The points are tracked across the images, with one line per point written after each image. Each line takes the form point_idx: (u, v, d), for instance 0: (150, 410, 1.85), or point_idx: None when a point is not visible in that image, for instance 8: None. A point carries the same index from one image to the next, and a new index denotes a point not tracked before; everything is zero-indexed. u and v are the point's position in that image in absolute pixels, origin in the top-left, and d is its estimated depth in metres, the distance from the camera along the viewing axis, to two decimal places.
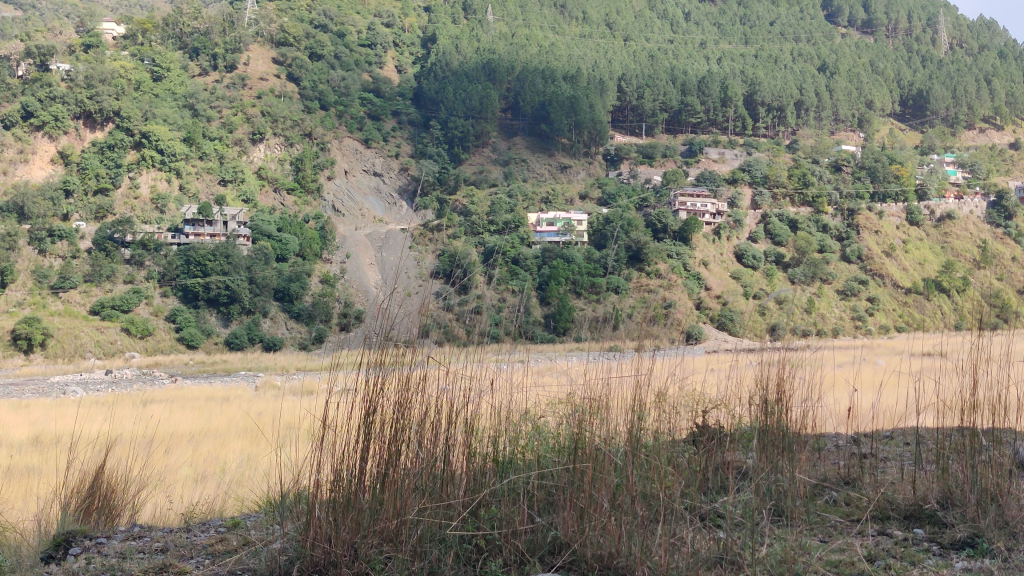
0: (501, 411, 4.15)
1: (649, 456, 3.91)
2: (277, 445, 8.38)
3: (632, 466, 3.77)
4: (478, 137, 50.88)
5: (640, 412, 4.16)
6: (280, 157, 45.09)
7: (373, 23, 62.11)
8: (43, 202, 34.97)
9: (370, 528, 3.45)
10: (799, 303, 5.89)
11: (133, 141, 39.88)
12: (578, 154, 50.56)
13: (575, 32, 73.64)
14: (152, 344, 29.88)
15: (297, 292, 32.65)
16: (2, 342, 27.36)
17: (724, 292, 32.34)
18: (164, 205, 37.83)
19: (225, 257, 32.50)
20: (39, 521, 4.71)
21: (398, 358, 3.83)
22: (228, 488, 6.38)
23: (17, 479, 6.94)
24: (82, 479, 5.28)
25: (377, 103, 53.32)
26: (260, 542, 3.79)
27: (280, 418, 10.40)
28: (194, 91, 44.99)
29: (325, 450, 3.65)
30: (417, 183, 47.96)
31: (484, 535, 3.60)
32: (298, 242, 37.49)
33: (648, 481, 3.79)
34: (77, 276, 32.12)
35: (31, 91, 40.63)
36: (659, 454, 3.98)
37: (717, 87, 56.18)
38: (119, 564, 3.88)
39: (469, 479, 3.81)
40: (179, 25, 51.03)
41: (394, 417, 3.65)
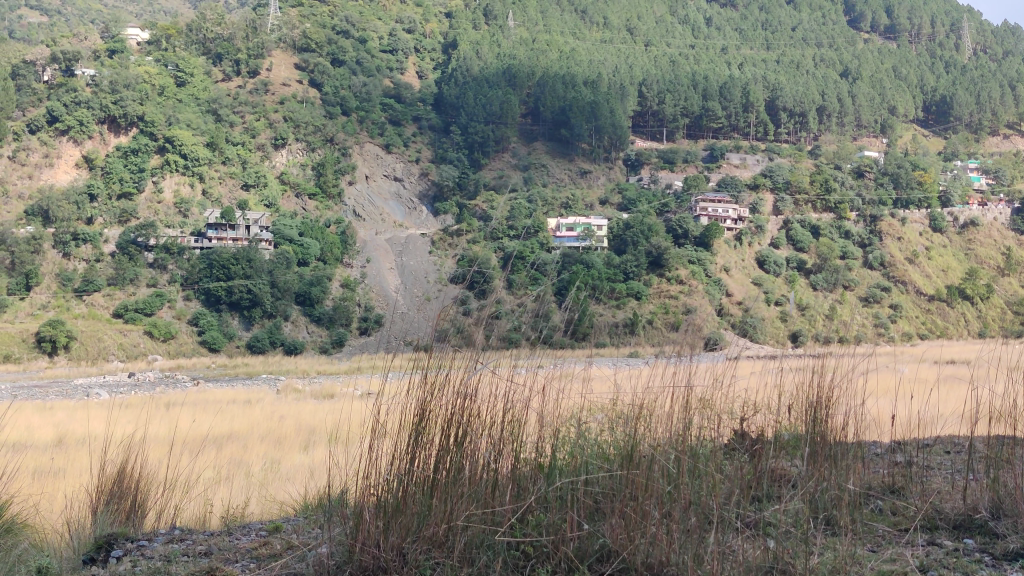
0: (548, 416, 4.13)
1: (700, 463, 3.91)
2: (301, 450, 8.49)
3: (685, 475, 3.78)
4: (498, 142, 51.00)
5: (690, 419, 4.14)
6: (302, 162, 45.11)
7: (395, 29, 62.14)
8: (68, 206, 35.23)
9: (418, 533, 3.50)
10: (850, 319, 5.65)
11: (157, 146, 40.20)
12: (599, 159, 50.82)
13: (597, 37, 73.11)
14: (175, 347, 30.12)
15: (318, 296, 33.47)
16: (27, 344, 27.61)
17: (745, 297, 32.09)
18: (188, 209, 38.09)
19: (247, 260, 33.31)
20: (75, 525, 4.78)
21: (441, 361, 3.85)
22: (256, 491, 6.40)
23: (46, 478, 7.01)
24: (114, 479, 5.37)
25: (398, 108, 53.19)
26: (304, 547, 3.79)
27: (308, 422, 10.45)
28: (218, 95, 45.32)
29: (374, 458, 3.71)
30: (438, 187, 47.85)
31: (531, 541, 3.59)
32: (320, 246, 37.87)
33: (701, 487, 3.82)
34: (101, 280, 32.30)
35: (56, 97, 40.89)
36: (710, 461, 3.97)
37: (739, 92, 55.89)
38: (163, 568, 3.89)
39: (514, 485, 3.77)
40: (202, 31, 51.57)
41: (446, 425, 3.69)
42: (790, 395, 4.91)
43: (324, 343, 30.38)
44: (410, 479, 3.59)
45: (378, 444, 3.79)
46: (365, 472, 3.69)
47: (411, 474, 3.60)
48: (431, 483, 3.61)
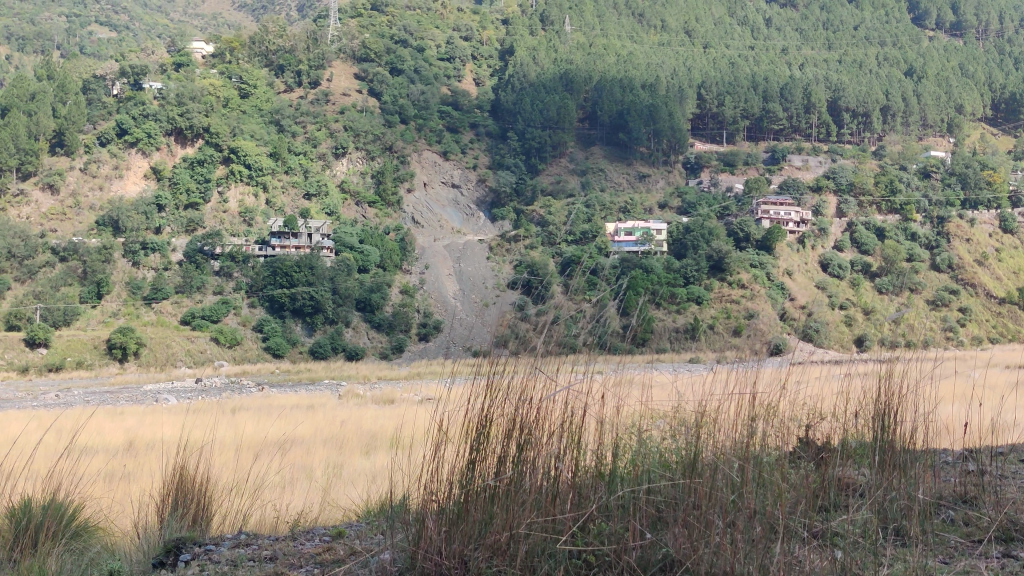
0: (609, 423, 4.12)
1: (763, 473, 3.91)
2: (361, 455, 8.57)
3: (749, 484, 3.74)
4: (555, 147, 51.10)
5: (752, 428, 4.13)
6: (362, 170, 45.63)
7: (452, 37, 62.47)
8: (137, 216, 36.15)
9: (480, 540, 3.52)
10: (919, 324, 5.49)
11: (223, 157, 41.06)
12: (658, 162, 50.59)
13: (654, 41, 72.80)
14: (241, 353, 30.65)
15: (377, 303, 34.17)
16: (98, 350, 28.45)
17: (808, 300, 31.44)
18: (252, 218, 38.87)
19: (309, 268, 33.74)
20: (145, 529, 4.92)
21: (502, 369, 3.84)
22: (320, 494, 6.49)
23: (117, 482, 7.21)
24: (182, 481, 5.52)
25: (456, 115, 53.28)
26: (368, 554, 3.86)
27: (369, 427, 10.58)
28: (281, 106, 46.39)
29: (437, 465, 3.74)
30: (496, 194, 48.05)
31: (593, 550, 3.60)
32: (379, 253, 38.31)
33: (766, 495, 3.81)
34: (169, 288, 33.07)
35: (125, 111, 42.06)
36: (773, 470, 3.94)
37: (799, 93, 55.16)
38: (231, 571, 4.02)
39: (575, 494, 3.76)
40: (264, 43, 52.50)
41: (505, 432, 3.70)
42: (855, 403, 4.83)
43: (386, 351, 31.60)
44: (473, 484, 3.60)
45: (441, 451, 3.82)
46: (427, 480, 3.73)
47: (475, 482, 3.61)
48: (493, 489, 3.62)
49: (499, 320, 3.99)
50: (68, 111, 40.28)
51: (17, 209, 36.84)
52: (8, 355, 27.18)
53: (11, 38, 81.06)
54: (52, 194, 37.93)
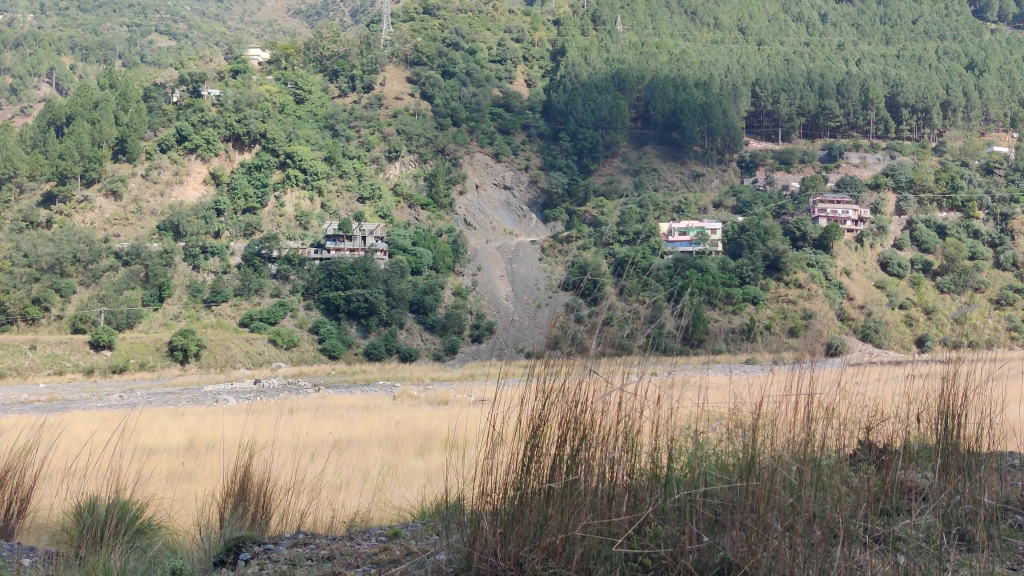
0: (663, 425, 4.10)
1: (823, 476, 3.89)
2: (415, 456, 8.64)
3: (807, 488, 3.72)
4: (608, 147, 50.88)
5: (811, 430, 4.10)
6: (414, 173, 45.87)
7: (503, 39, 62.52)
8: (196, 221, 36.81)
9: (536, 542, 3.51)
10: (985, 322, 5.34)
11: (279, 162, 41.67)
12: (712, 161, 50.14)
13: (708, 38, 72.24)
14: (297, 354, 31.01)
15: (430, 304, 34.46)
16: (160, 352, 29.04)
17: (867, 300, 30.80)
18: (307, 222, 39.38)
19: (364, 270, 34.20)
20: (206, 528, 5.03)
21: (556, 369, 3.82)
22: (375, 494, 6.57)
23: (179, 481, 7.36)
24: (241, 482, 5.63)
25: (508, 117, 53.29)
26: (424, 555, 3.90)
27: (423, 427, 10.67)
28: (335, 111, 46.93)
29: (492, 467, 3.75)
30: (548, 195, 48.02)
31: (649, 554, 3.61)
32: (432, 255, 38.54)
33: (825, 500, 3.81)
34: (228, 291, 33.66)
35: (185, 117, 42.84)
36: (834, 473, 3.90)
37: (857, 89, 54.27)
38: (290, 570, 4.08)
39: (631, 496, 3.76)
40: (319, 49, 53.17)
41: (560, 433, 3.68)
42: (917, 405, 4.73)
43: (439, 351, 31.87)
44: (529, 486, 3.60)
45: (495, 452, 3.83)
46: (482, 482, 3.72)
47: (530, 486, 3.60)
48: (548, 493, 3.60)
49: (552, 320, 3.99)
50: (129, 119, 41.30)
51: (82, 215, 37.80)
52: (74, 356, 27.78)
53: (75, 48, 83.89)
54: (115, 200, 38.83)
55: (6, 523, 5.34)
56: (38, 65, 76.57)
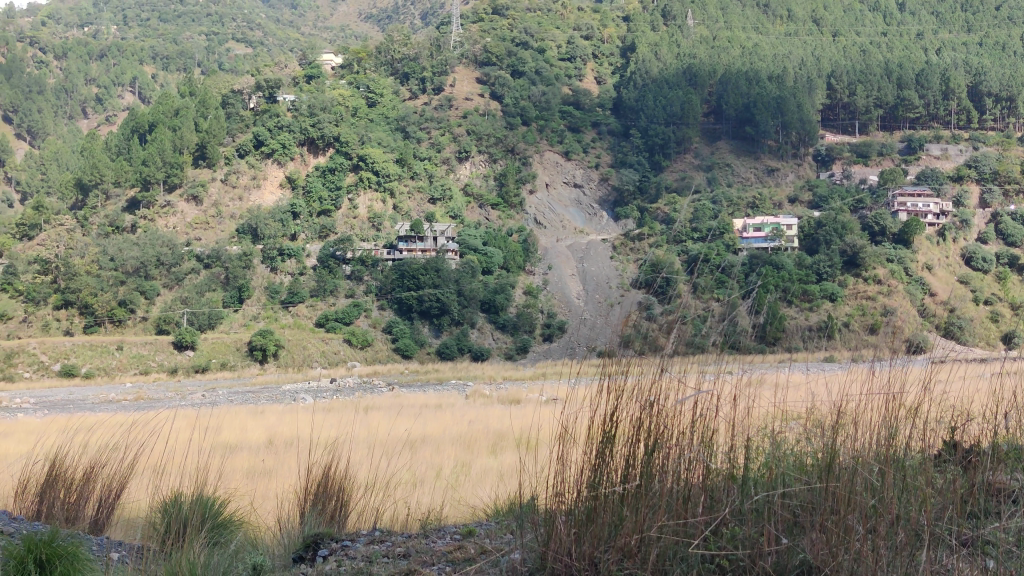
0: (739, 424, 4.05)
1: (907, 478, 3.84)
2: (488, 455, 8.63)
3: (889, 490, 3.69)
4: (680, 143, 50.30)
5: (894, 431, 4.02)
6: (484, 173, 46.02)
7: (573, 37, 62.23)
8: (273, 224, 37.56)
9: (611, 543, 3.49)
10: None
11: (352, 165, 42.34)
12: (787, 156, 49.28)
13: (781, 31, 70.85)
14: (372, 354, 31.45)
15: (502, 304, 34.65)
16: (240, 352, 29.75)
17: (950, 296, 29.87)
18: (380, 223, 39.88)
19: (436, 270, 34.28)
20: (285, 526, 5.13)
21: (628, 369, 3.79)
22: (451, 492, 6.61)
23: (259, 479, 7.49)
24: (319, 481, 5.72)
25: (577, 115, 53.04)
26: (498, 553, 3.92)
27: (496, 426, 10.70)
28: (406, 113, 47.43)
29: (565, 468, 3.74)
30: (618, 192, 47.75)
31: (726, 555, 3.58)
32: (503, 255, 38.72)
33: (909, 502, 3.75)
34: (305, 292, 34.29)
35: (262, 123, 43.94)
36: (917, 477, 3.82)
37: (937, 79, 52.77)
38: (367, 568, 4.13)
39: (708, 496, 3.73)
40: (390, 52, 53.82)
41: (633, 433, 3.65)
42: (1006, 404, 4.58)
43: (510, 351, 31.98)
44: (603, 486, 3.58)
45: (567, 453, 3.83)
46: (555, 482, 3.73)
47: (602, 487, 3.56)
48: (621, 493, 3.56)
49: (625, 319, 3.94)
50: (209, 125, 42.43)
51: (165, 219, 38.91)
52: (159, 357, 28.56)
53: (157, 58, 87.03)
54: (196, 205, 39.80)
55: (96, 518, 5.53)
56: (121, 75, 79.57)
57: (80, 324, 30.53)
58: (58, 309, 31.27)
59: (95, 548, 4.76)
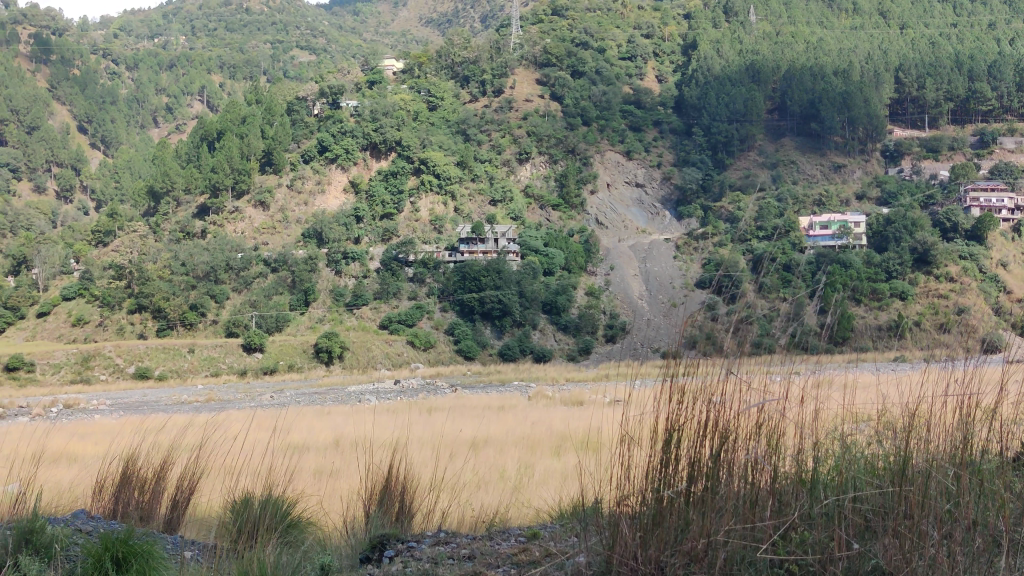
0: (809, 427, 4.01)
1: (983, 484, 3.81)
2: (552, 456, 8.62)
3: (964, 495, 3.70)
4: (744, 141, 49.84)
5: (968, 433, 4.00)
6: (545, 174, 46.02)
7: (634, 36, 61.63)
8: (338, 227, 37.95)
9: (677, 547, 3.43)
10: None
11: (413, 168, 42.67)
12: (853, 152, 48.44)
13: (846, 24, 69.38)
14: (435, 355, 31.68)
15: (564, 305, 34.48)
16: (307, 354, 30.26)
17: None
18: (442, 225, 40.10)
19: (497, 271, 34.52)
20: (352, 527, 5.20)
21: (693, 369, 3.73)
22: (514, 494, 6.64)
23: (325, 479, 7.59)
24: (385, 481, 5.80)
25: (639, 113, 52.42)
26: (562, 556, 3.90)
27: (560, 428, 10.72)
28: (467, 116, 47.61)
29: (630, 469, 3.70)
30: (681, 191, 47.33)
31: (796, 560, 3.57)
32: (565, 255, 38.55)
33: (985, 507, 3.74)
34: (369, 294, 34.71)
35: (326, 129, 44.59)
36: (993, 481, 3.79)
37: (1010, 70, 51.33)
38: (432, 569, 4.17)
39: (776, 501, 3.71)
40: (451, 56, 54.06)
41: (697, 436, 3.60)
42: None
43: (573, 352, 32.12)
44: (669, 489, 3.54)
45: (630, 454, 3.80)
46: (619, 483, 3.68)
47: (667, 490, 3.52)
48: (687, 496, 3.52)
49: (690, 318, 3.88)
50: (275, 132, 43.24)
51: (233, 224, 39.82)
52: (229, 358, 29.18)
53: (223, 67, 89.16)
54: (263, 210, 40.73)
55: (170, 517, 5.68)
56: (190, 85, 81.57)
57: (153, 327, 31.50)
58: (132, 312, 32.19)
59: (171, 546, 4.90)
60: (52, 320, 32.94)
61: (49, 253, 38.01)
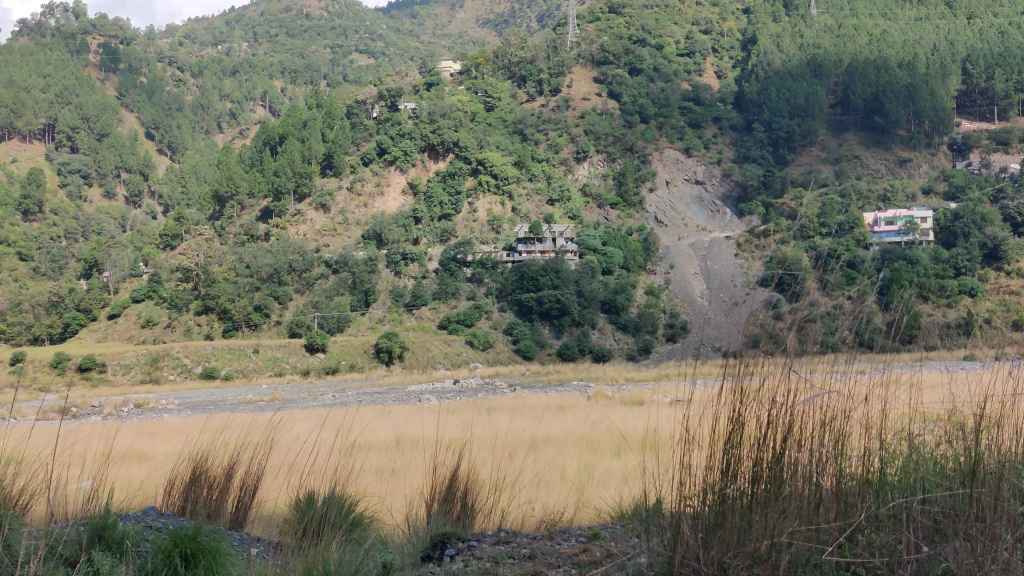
0: (873, 426, 3.95)
1: None
2: (614, 456, 8.56)
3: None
4: (806, 135, 48.66)
5: None
6: (603, 173, 45.95)
7: (691, 32, 60.97)
8: (397, 229, 38.31)
9: (740, 548, 3.38)
10: None
11: (471, 169, 42.84)
12: (919, 146, 47.50)
13: (911, 15, 67.83)
14: (494, 355, 31.76)
15: (623, 304, 34.20)
16: (367, 354, 30.65)
17: None
18: (499, 226, 40.24)
19: (555, 271, 34.57)
20: (414, 525, 5.25)
21: (753, 369, 3.68)
22: (576, 493, 6.63)
23: (387, 478, 7.67)
24: (447, 480, 5.83)
25: (698, 110, 51.80)
26: (623, 557, 3.88)
27: (621, 427, 10.66)
28: (524, 116, 47.61)
29: (690, 468, 3.66)
30: (741, 188, 46.71)
31: (863, 563, 3.51)
32: (623, 254, 38.34)
33: None
34: (428, 294, 34.91)
35: (384, 131, 45.08)
36: None
37: None
38: (493, 569, 4.19)
39: (841, 503, 3.67)
40: (507, 56, 54.15)
41: (760, 436, 3.55)
42: None
43: (633, 351, 32.06)
44: (732, 489, 3.49)
45: (691, 454, 3.75)
46: (679, 483, 3.64)
47: (730, 489, 3.48)
48: (750, 496, 3.48)
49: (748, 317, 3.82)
50: (335, 136, 43.87)
51: (295, 227, 40.42)
52: (292, 358, 29.65)
53: (285, 72, 91.09)
54: (324, 213, 41.29)
55: (235, 514, 5.79)
56: (253, 90, 83.46)
57: (219, 329, 32.21)
58: (199, 314, 32.93)
59: (236, 543, 5.01)
60: (122, 322, 33.83)
61: (119, 257, 39.12)
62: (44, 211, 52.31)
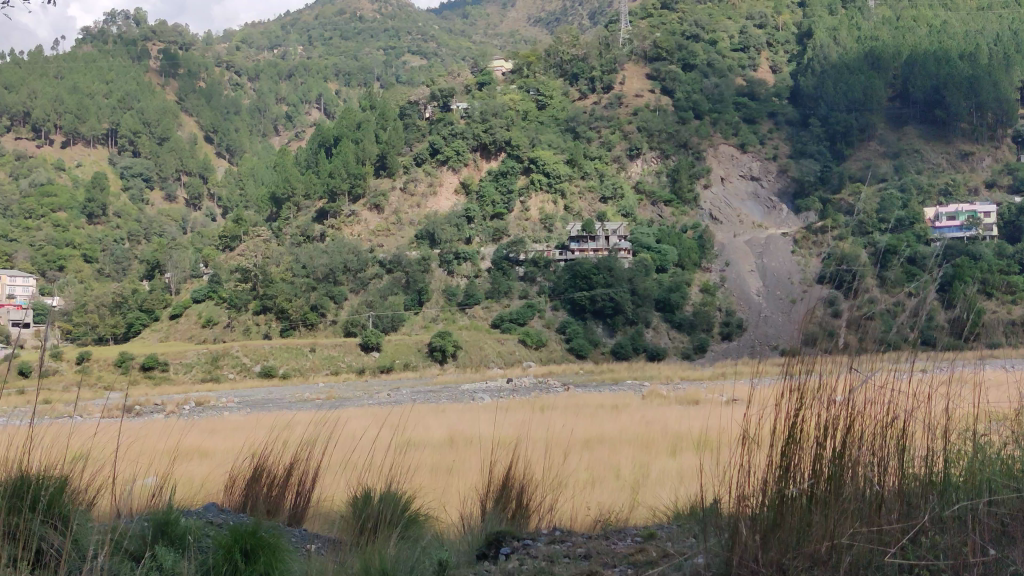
0: (935, 425, 3.88)
1: None
2: (670, 456, 8.47)
3: None
4: (864, 130, 47.88)
5: None
6: (657, 170, 45.69)
7: (745, 27, 60.31)
8: (450, 228, 38.71)
9: (799, 549, 3.30)
10: None
11: (524, 167, 42.98)
12: (982, 138, 46.35)
13: (973, 6, 66.21)
14: (546, 354, 31.66)
15: (677, 303, 34.07)
16: (421, 353, 30.76)
17: None
18: (552, 224, 40.23)
19: (608, 270, 34.60)
20: (469, 524, 5.26)
21: (812, 366, 3.61)
22: (629, 493, 6.58)
23: (443, 476, 7.72)
24: (502, 478, 5.82)
25: (753, 105, 51.21)
26: (680, 557, 3.83)
27: (676, 427, 10.55)
28: (576, 114, 47.57)
29: (749, 466, 3.61)
30: (798, 183, 45.94)
31: (927, 564, 3.41)
32: (677, 251, 38.05)
33: None
34: (481, 293, 35.10)
35: (437, 131, 45.40)
36: None
37: None
38: (548, 568, 4.16)
39: (904, 504, 3.60)
40: (559, 54, 54.14)
41: (820, 434, 3.49)
42: None
43: (689, 351, 31.42)
44: (794, 487, 3.41)
45: (750, 452, 3.70)
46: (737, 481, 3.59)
47: (790, 487, 3.40)
48: (812, 494, 3.41)
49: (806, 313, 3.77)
50: (388, 137, 44.34)
51: (351, 227, 40.88)
52: (348, 357, 30.03)
53: (339, 75, 92.55)
54: (378, 213, 41.73)
55: (293, 511, 5.85)
56: (308, 93, 85.10)
57: (277, 328, 32.66)
58: (257, 313, 33.36)
59: (294, 540, 5.08)
60: (183, 321, 34.70)
61: (179, 257, 39.97)
62: (108, 214, 53.63)
